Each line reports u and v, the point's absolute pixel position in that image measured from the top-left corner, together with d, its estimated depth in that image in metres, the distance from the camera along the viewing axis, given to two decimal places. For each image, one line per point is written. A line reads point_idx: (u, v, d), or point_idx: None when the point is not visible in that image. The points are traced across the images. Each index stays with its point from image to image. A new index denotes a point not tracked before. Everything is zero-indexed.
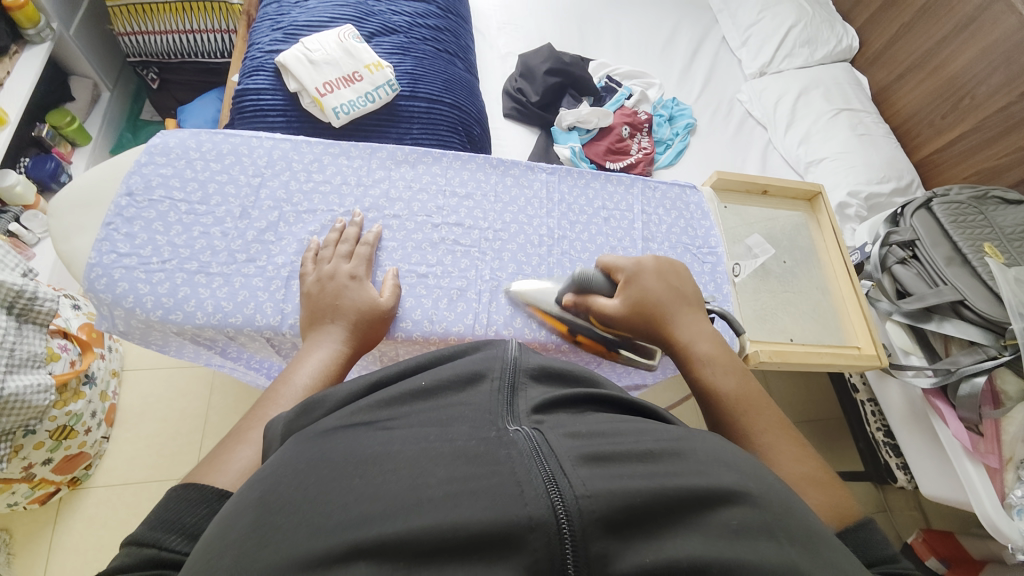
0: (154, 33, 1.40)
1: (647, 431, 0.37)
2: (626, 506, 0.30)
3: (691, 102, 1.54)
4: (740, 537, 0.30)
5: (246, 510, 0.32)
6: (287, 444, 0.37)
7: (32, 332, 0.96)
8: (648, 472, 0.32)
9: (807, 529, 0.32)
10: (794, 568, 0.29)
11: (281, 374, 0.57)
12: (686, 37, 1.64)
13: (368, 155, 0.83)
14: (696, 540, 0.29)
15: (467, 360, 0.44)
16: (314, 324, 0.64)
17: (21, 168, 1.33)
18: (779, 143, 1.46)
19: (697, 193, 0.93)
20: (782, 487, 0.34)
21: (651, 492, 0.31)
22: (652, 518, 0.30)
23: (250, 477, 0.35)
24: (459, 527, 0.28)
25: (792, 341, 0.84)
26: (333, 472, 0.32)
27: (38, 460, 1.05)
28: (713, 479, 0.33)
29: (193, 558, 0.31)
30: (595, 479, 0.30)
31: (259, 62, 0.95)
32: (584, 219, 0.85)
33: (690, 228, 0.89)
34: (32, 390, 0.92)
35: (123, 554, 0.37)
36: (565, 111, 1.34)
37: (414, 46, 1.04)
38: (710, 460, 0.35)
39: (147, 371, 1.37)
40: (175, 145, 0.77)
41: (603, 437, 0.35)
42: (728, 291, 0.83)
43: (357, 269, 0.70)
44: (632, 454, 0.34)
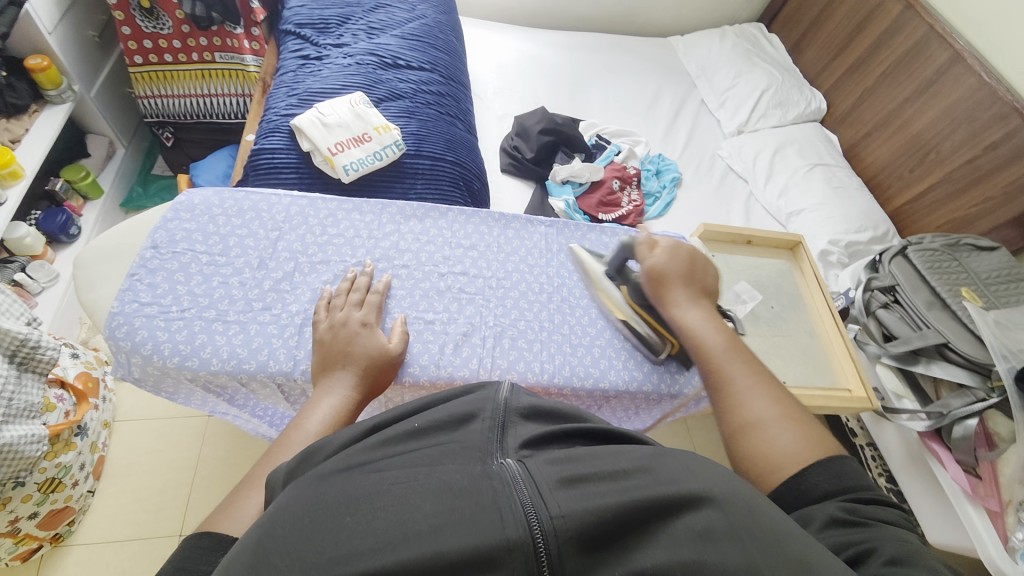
0: (173, 96, 1.49)
1: (626, 452, 0.39)
2: (599, 523, 0.32)
3: (676, 157, 1.65)
4: (703, 541, 0.32)
5: (241, 556, 0.32)
6: (289, 489, 0.37)
7: (31, 382, 0.98)
8: (620, 488, 0.35)
9: (772, 529, 0.33)
10: (751, 568, 0.31)
11: (293, 421, 0.58)
12: (668, 99, 1.78)
13: (379, 210, 0.88)
14: (661, 548, 0.32)
15: (458, 402, 0.45)
16: (325, 370, 0.65)
17: (32, 220, 1.37)
18: (760, 194, 1.55)
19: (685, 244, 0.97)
20: (743, 488, 0.36)
21: (618, 507, 0.33)
22: (622, 533, 0.33)
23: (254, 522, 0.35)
24: (443, 557, 0.30)
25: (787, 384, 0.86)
26: (324, 512, 0.33)
27: (24, 515, 1.02)
28: (678, 487, 0.35)
29: None
30: (570, 501, 0.33)
31: (275, 124, 1.02)
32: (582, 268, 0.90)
33: None
34: (26, 441, 0.92)
35: None
36: (558, 166, 1.43)
37: (418, 109, 1.13)
38: (678, 469, 0.37)
39: (140, 422, 1.35)
40: (199, 202, 0.81)
41: (580, 460, 0.37)
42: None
43: (368, 316, 0.73)
44: (604, 474, 0.36)
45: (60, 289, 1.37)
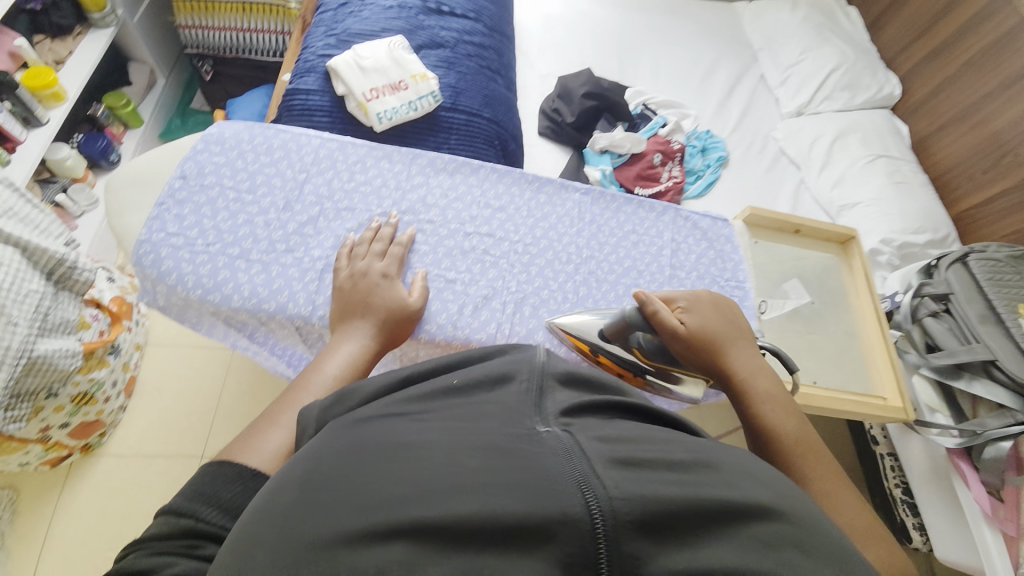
0: (214, 29, 1.47)
1: (679, 442, 0.38)
2: (658, 509, 0.31)
3: (725, 135, 1.55)
4: (773, 550, 0.30)
5: (288, 490, 0.34)
6: (323, 432, 0.40)
7: (68, 299, 1.03)
8: (678, 480, 0.33)
9: (844, 551, 0.33)
10: None
11: (312, 364, 0.60)
12: (725, 71, 1.66)
13: (409, 161, 0.85)
14: (729, 548, 0.30)
15: (496, 362, 0.46)
16: (343, 319, 0.67)
17: (74, 144, 1.40)
18: (812, 184, 1.45)
19: (729, 226, 0.89)
20: (809, 503, 0.36)
21: (681, 499, 0.31)
22: (684, 523, 0.31)
23: (292, 460, 0.37)
24: (496, 517, 0.30)
25: (817, 384, 0.82)
26: (372, 459, 0.34)
27: (56, 423, 1.10)
28: (742, 493, 0.33)
29: (237, 533, 0.33)
30: (627, 482, 0.31)
31: (311, 64, 0.99)
32: (614, 241, 0.85)
33: (720, 260, 0.85)
34: (61, 355, 0.98)
35: (162, 520, 0.41)
36: (599, 134, 1.36)
37: (458, 60, 1.07)
38: (737, 472, 0.36)
39: (170, 348, 1.41)
40: (230, 136, 0.80)
41: (631, 442, 0.36)
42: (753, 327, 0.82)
43: (390, 268, 0.72)
44: (660, 461, 0.34)
45: (99, 214, 1.41)
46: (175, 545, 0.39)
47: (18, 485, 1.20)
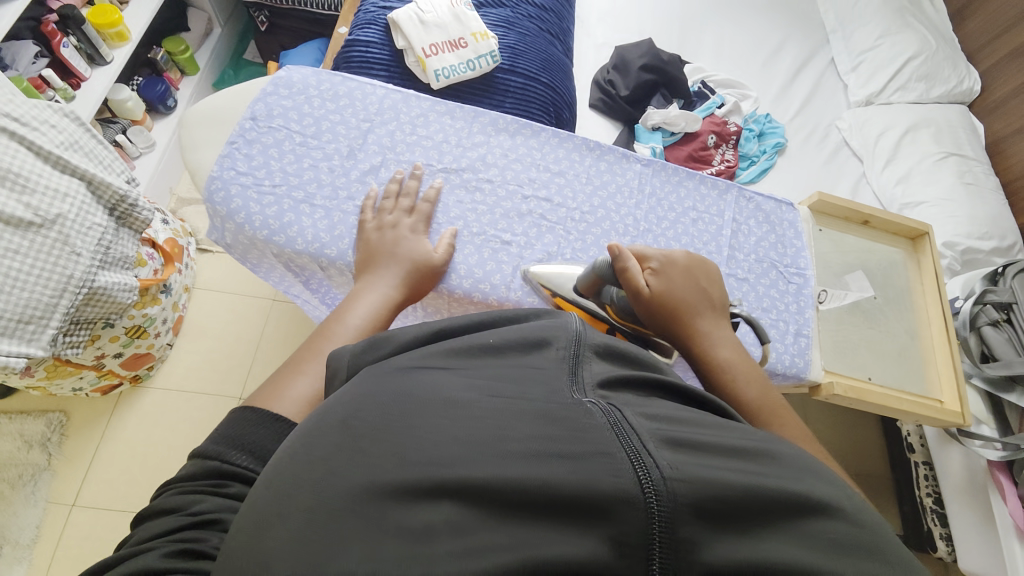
0: None
1: (732, 429, 0.37)
2: (714, 496, 0.30)
3: (784, 121, 1.47)
4: (838, 552, 0.30)
5: (328, 433, 0.35)
6: (362, 377, 0.40)
7: (128, 236, 1.08)
8: (735, 468, 0.32)
9: (906, 558, 0.32)
10: None
11: (336, 313, 0.62)
12: (792, 53, 1.57)
13: (471, 118, 0.84)
14: (787, 543, 0.29)
15: (533, 326, 0.45)
16: (367, 266, 0.68)
17: (134, 86, 1.44)
18: (874, 179, 1.37)
19: (793, 211, 0.87)
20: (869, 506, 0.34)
21: (741, 488, 0.31)
22: (743, 514, 0.30)
23: (326, 404, 0.38)
24: (548, 486, 0.30)
25: (871, 381, 0.79)
26: (418, 413, 0.35)
27: (109, 352, 1.15)
28: (805, 487, 0.32)
29: (279, 470, 0.34)
30: (683, 464, 0.31)
31: (372, 16, 0.98)
32: (672, 217, 0.82)
33: (781, 245, 0.83)
34: (118, 288, 1.04)
35: (192, 461, 0.44)
36: (653, 110, 1.32)
37: (518, 21, 1.04)
38: (797, 466, 0.34)
39: (214, 293, 1.46)
40: (298, 80, 0.81)
41: (680, 424, 0.36)
42: (809, 316, 0.79)
43: (417, 225, 0.73)
44: (712, 447, 0.34)
45: (154, 157, 1.45)
46: (202, 483, 0.42)
47: (68, 409, 1.29)
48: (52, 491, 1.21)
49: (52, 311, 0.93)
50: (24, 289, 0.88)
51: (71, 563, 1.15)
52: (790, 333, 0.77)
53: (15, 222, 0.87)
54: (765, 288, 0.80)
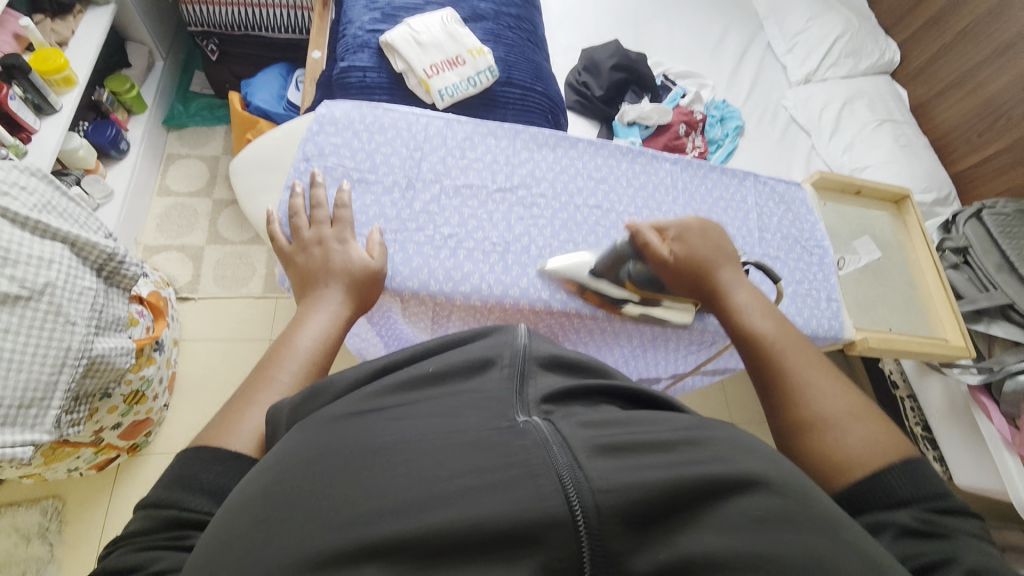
0: (220, 4, 1.40)
1: (665, 421, 0.39)
2: (644, 499, 0.32)
3: (740, 105, 1.59)
4: (762, 526, 0.32)
5: (256, 501, 0.35)
6: (296, 434, 0.40)
7: (117, 296, 0.99)
8: (669, 462, 0.35)
9: (831, 522, 0.34)
10: (816, 561, 0.31)
11: (281, 336, 0.57)
12: (734, 41, 1.69)
13: (512, 136, 0.87)
14: (713, 532, 0.32)
15: (477, 347, 0.47)
16: (307, 288, 0.65)
17: (81, 133, 1.32)
18: (823, 149, 1.52)
19: (801, 190, 0.96)
20: (800, 475, 0.37)
21: (667, 482, 0.33)
22: (672, 508, 0.32)
23: (259, 465, 0.38)
24: (474, 524, 0.31)
25: (891, 331, 0.90)
26: (347, 462, 0.35)
27: (108, 424, 1.07)
28: (733, 468, 0.35)
29: (214, 542, 0.34)
30: (612, 471, 0.33)
31: (362, 40, 0.97)
32: (706, 208, 0.88)
33: (798, 221, 0.92)
34: (116, 352, 0.94)
35: (143, 514, 0.40)
36: (627, 107, 1.39)
37: (503, 33, 1.06)
38: (728, 447, 0.37)
39: (205, 342, 1.38)
40: (341, 116, 0.80)
41: (618, 425, 0.37)
42: (834, 281, 0.88)
43: (342, 233, 0.70)
44: (648, 443, 0.36)
45: (115, 206, 1.35)
46: (161, 538, 0.39)
47: (62, 492, 1.18)
48: None
49: (53, 390, 0.83)
50: (20, 371, 0.80)
51: None
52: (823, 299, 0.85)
53: (1, 299, 0.79)
54: (795, 262, 0.88)
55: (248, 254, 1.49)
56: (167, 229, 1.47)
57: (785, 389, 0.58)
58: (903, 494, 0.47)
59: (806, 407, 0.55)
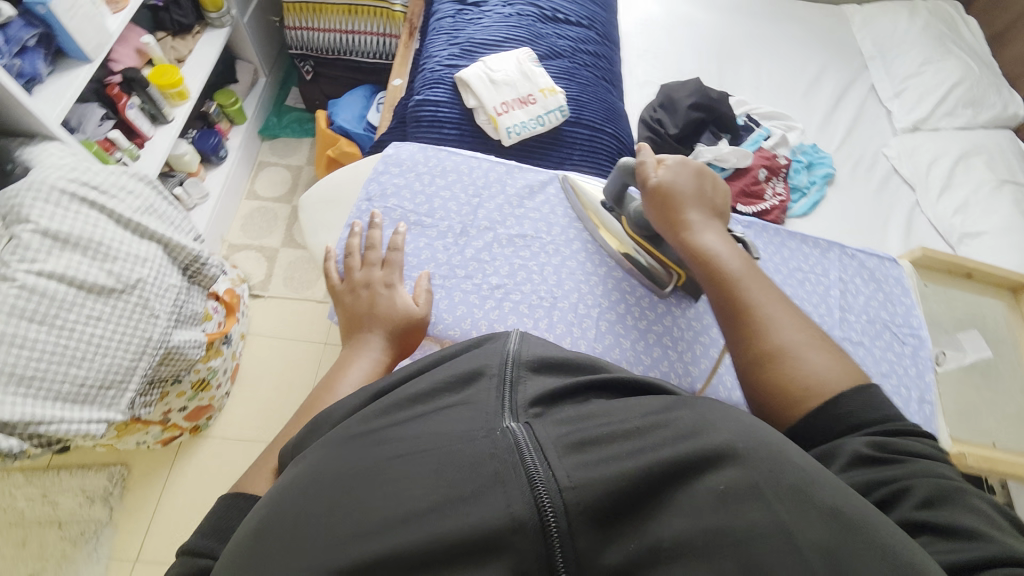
0: (320, 31, 1.52)
1: (638, 408, 0.38)
2: (609, 493, 0.32)
3: (832, 150, 1.46)
4: (726, 504, 0.30)
5: (242, 545, 0.34)
6: (292, 470, 0.39)
7: (196, 292, 1.07)
8: (634, 450, 0.34)
9: (801, 481, 0.31)
10: (782, 527, 0.29)
11: (322, 385, 0.59)
12: (831, 81, 1.57)
13: (573, 189, 0.86)
14: (677, 518, 0.30)
15: (466, 360, 0.45)
16: (352, 333, 0.66)
17: (189, 139, 1.48)
18: (928, 207, 1.35)
19: (895, 266, 0.85)
20: (766, 433, 0.34)
21: (631, 476, 0.32)
22: (638, 500, 0.32)
23: (258, 505, 0.37)
24: (442, 539, 0.30)
25: (995, 447, 0.81)
26: (325, 488, 0.34)
27: (176, 406, 1.16)
28: (698, 442, 0.33)
29: None
30: (579, 469, 0.33)
31: (438, 75, 1.00)
32: (781, 278, 0.80)
33: (889, 303, 0.81)
34: (189, 344, 1.02)
35: (179, 560, 0.40)
36: (703, 147, 1.32)
37: (577, 71, 1.05)
38: (698, 423, 0.35)
39: (269, 339, 1.47)
40: (407, 158, 0.85)
41: (591, 420, 0.37)
42: (930, 380, 0.76)
43: (391, 276, 0.71)
44: (617, 434, 0.35)
45: (208, 207, 1.48)
46: None
47: (129, 462, 1.29)
48: (114, 547, 1.21)
49: (132, 374, 0.91)
50: (105, 355, 0.87)
51: None
52: (914, 400, 0.74)
53: (99, 290, 0.87)
54: (881, 351, 0.77)
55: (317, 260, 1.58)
56: (250, 230, 1.59)
57: (750, 318, 0.57)
58: (859, 420, 0.49)
59: (770, 337, 0.55)
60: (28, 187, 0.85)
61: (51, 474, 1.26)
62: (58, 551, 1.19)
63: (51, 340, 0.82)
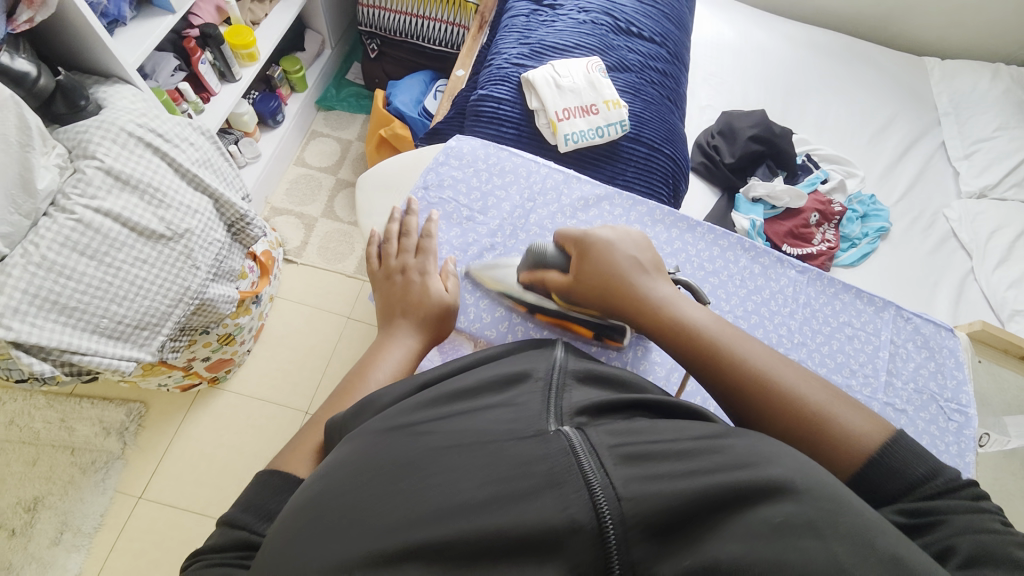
0: (391, 11, 1.54)
1: (686, 428, 0.40)
2: (664, 509, 0.34)
3: (890, 203, 1.40)
4: (782, 535, 0.31)
5: (297, 516, 0.37)
6: (337, 449, 0.42)
7: (236, 251, 1.10)
8: (686, 470, 0.36)
9: (860, 526, 0.32)
10: (839, 567, 0.30)
11: (356, 369, 0.60)
12: (900, 131, 1.51)
13: (628, 206, 0.84)
14: (730, 542, 0.32)
15: (508, 365, 0.48)
16: (386, 319, 0.67)
17: (250, 99, 1.53)
18: (983, 277, 1.29)
19: (953, 338, 0.81)
20: (820, 473, 0.36)
21: (684, 495, 0.34)
22: (690, 519, 0.34)
23: (308, 478, 0.41)
24: (504, 533, 0.33)
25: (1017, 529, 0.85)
26: (377, 473, 0.37)
27: (200, 356, 1.19)
28: (750, 472, 0.35)
29: (268, 549, 0.37)
30: (633, 482, 0.35)
31: (504, 72, 1.00)
32: (827, 331, 0.78)
33: (940, 375, 0.77)
34: (223, 300, 1.05)
35: (217, 531, 0.43)
36: (756, 181, 1.29)
37: (643, 87, 1.04)
38: (752, 452, 0.36)
39: (294, 305, 1.50)
40: (468, 152, 0.86)
41: (641, 435, 0.39)
42: (970, 461, 0.71)
43: (423, 263, 0.71)
44: (666, 453, 0.37)
45: (258, 167, 1.52)
46: (232, 556, 0.41)
47: (148, 401, 1.33)
48: (121, 481, 1.25)
49: (166, 319, 0.94)
50: (145, 297, 0.90)
51: (131, 558, 1.18)
52: None
53: (149, 234, 0.90)
54: (925, 424, 0.74)
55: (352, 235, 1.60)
56: (293, 196, 1.62)
57: (765, 394, 0.52)
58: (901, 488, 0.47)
59: (794, 410, 0.51)
60: (99, 124, 0.89)
61: (72, 401, 1.31)
62: (67, 476, 1.24)
63: (97, 274, 0.84)
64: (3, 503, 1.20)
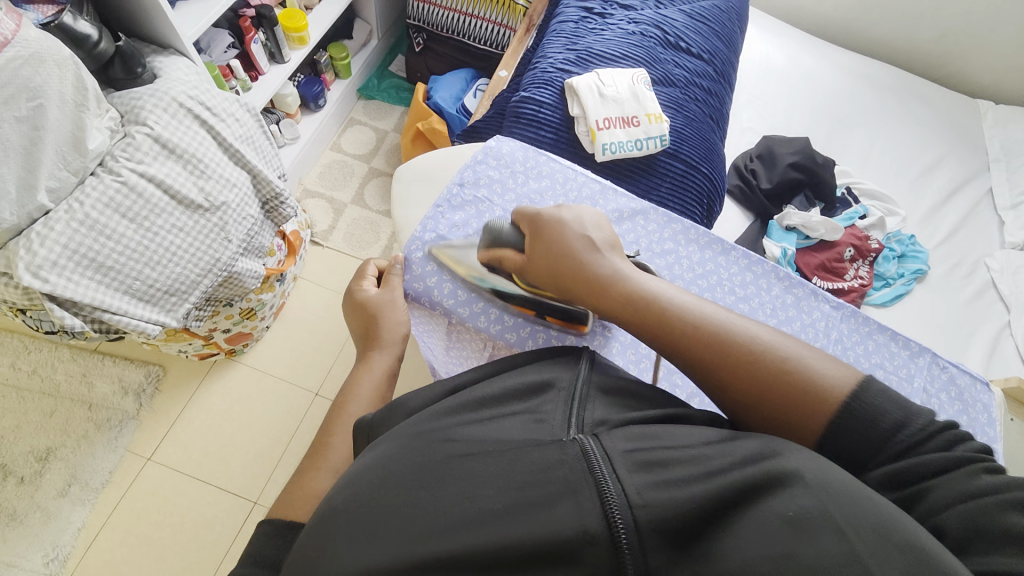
0: (440, 7, 1.56)
1: (701, 437, 0.41)
2: (680, 516, 0.34)
3: (931, 246, 1.35)
4: (794, 527, 0.31)
5: (328, 522, 0.39)
6: (364, 455, 0.45)
7: (268, 227, 1.12)
8: (701, 476, 0.36)
9: (875, 518, 0.31)
10: (853, 556, 0.29)
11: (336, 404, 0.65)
12: (947, 172, 1.46)
13: (663, 223, 0.84)
14: (743, 541, 0.31)
15: (534, 373, 0.51)
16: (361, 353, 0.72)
17: (295, 82, 1.55)
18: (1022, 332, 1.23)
19: (989, 392, 0.77)
20: (833, 469, 0.35)
21: (698, 501, 0.34)
22: (705, 524, 0.34)
23: (335, 487, 0.43)
24: (522, 544, 0.34)
25: None
26: (404, 480, 0.39)
27: (221, 326, 1.21)
28: (760, 471, 0.35)
29: (300, 554, 0.39)
30: (647, 488, 0.36)
31: (548, 76, 0.99)
32: None
33: (973, 430, 0.74)
34: (249, 275, 1.05)
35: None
36: (792, 210, 1.26)
37: (687, 103, 1.03)
38: (761, 453, 0.37)
39: (315, 286, 1.52)
40: (507, 153, 0.86)
41: (656, 441, 0.40)
42: None
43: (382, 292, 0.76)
44: (680, 459, 0.38)
45: (296, 149, 1.55)
46: None
47: (166, 365, 1.37)
48: (133, 440, 1.28)
49: (194, 287, 0.96)
50: (176, 265, 0.92)
51: (133, 518, 1.21)
52: None
53: (189, 204, 0.92)
54: None
55: (378, 223, 1.62)
56: (326, 179, 1.65)
57: (732, 354, 0.53)
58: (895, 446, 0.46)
59: (761, 366, 0.52)
60: (152, 94, 0.92)
61: (95, 357, 1.35)
62: (82, 429, 1.28)
63: (135, 237, 0.87)
64: (19, 449, 1.25)
